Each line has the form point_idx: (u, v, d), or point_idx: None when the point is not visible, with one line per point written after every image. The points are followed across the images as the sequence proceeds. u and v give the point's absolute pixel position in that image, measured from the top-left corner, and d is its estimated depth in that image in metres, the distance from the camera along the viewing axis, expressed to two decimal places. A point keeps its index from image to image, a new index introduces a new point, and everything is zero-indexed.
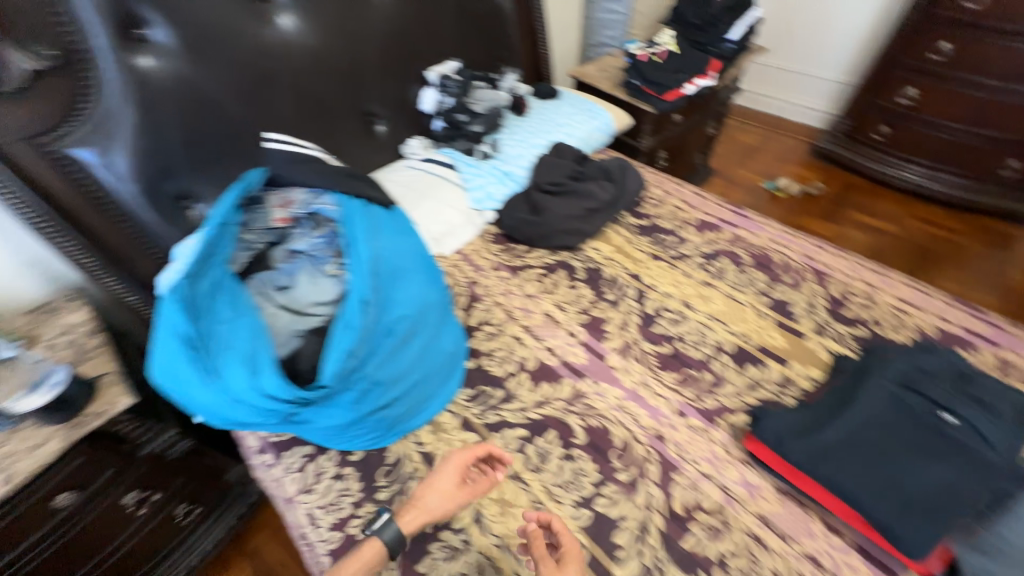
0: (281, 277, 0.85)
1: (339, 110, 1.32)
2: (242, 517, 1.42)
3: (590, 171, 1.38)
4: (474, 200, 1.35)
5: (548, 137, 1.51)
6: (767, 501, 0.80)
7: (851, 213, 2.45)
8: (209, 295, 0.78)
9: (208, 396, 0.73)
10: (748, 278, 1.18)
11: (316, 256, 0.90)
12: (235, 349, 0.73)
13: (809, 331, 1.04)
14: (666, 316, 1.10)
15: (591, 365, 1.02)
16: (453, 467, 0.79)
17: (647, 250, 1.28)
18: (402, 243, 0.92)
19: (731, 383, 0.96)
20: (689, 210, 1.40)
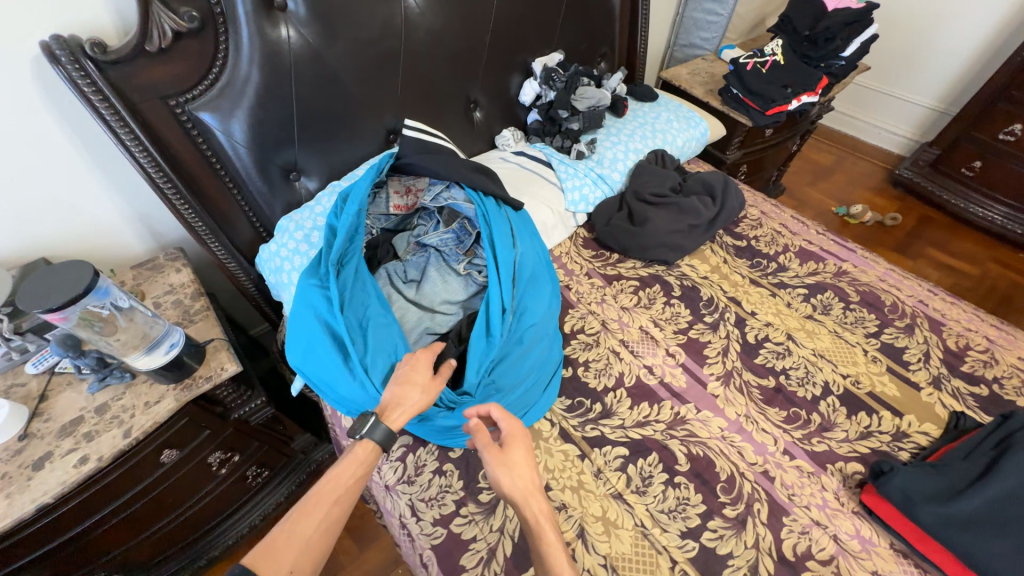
0: (412, 270, 0.99)
1: (445, 94, 1.29)
2: (303, 484, 1.44)
3: (688, 185, 1.34)
4: (569, 202, 1.31)
5: (646, 143, 1.45)
6: (884, 559, 0.77)
7: (930, 248, 2.31)
8: (348, 287, 0.88)
9: (342, 383, 0.80)
10: (856, 317, 1.12)
11: (442, 252, 1.01)
12: (371, 338, 0.82)
13: (924, 383, 0.99)
14: (770, 347, 1.06)
15: (692, 389, 0.99)
16: (422, 360, 0.77)
17: (745, 273, 1.23)
18: (529, 252, 1.02)
19: (841, 429, 0.93)
20: (789, 235, 1.34)
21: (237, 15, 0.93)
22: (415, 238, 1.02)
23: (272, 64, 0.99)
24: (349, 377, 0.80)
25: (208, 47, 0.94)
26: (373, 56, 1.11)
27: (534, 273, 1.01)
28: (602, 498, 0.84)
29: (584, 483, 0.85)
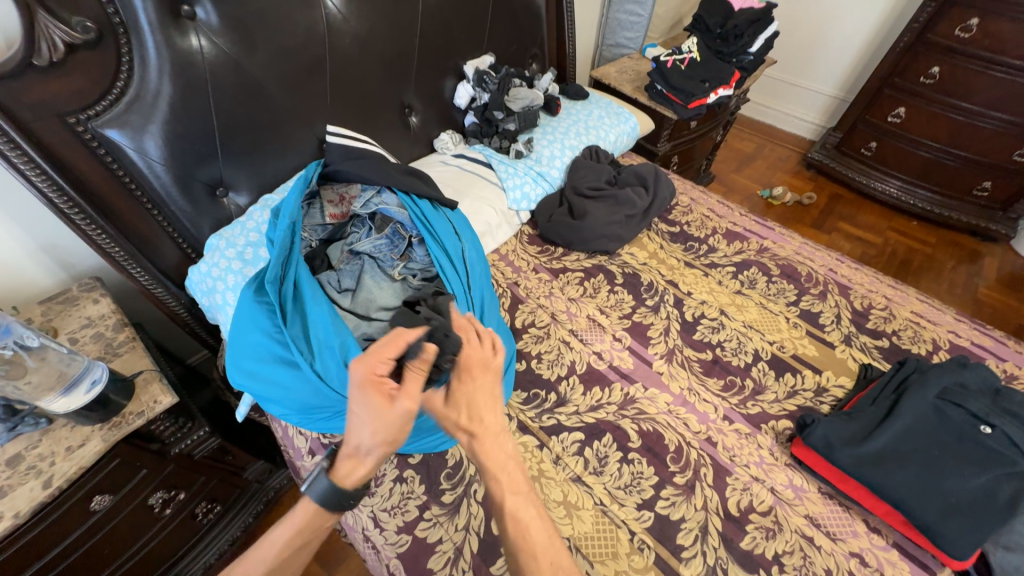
0: (347, 278, 0.95)
1: (377, 100, 1.28)
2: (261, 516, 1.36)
3: (622, 178, 1.41)
4: (512, 201, 1.33)
5: (581, 140, 1.51)
6: (813, 502, 0.86)
7: (839, 222, 2.57)
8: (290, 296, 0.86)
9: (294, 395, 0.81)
10: (778, 288, 1.23)
11: (378, 258, 1.00)
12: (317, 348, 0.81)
13: (837, 341, 1.11)
14: (706, 323, 1.14)
15: (638, 370, 1.05)
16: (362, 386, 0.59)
17: (680, 257, 1.32)
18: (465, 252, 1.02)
19: (771, 390, 1.02)
20: (716, 219, 1.44)
21: (140, 25, 0.87)
22: (347, 246, 1.00)
23: (185, 76, 0.94)
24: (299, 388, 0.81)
25: (110, 60, 0.87)
26: (297, 64, 1.08)
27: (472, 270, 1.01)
28: (562, 483, 0.87)
29: (544, 471, 0.88)
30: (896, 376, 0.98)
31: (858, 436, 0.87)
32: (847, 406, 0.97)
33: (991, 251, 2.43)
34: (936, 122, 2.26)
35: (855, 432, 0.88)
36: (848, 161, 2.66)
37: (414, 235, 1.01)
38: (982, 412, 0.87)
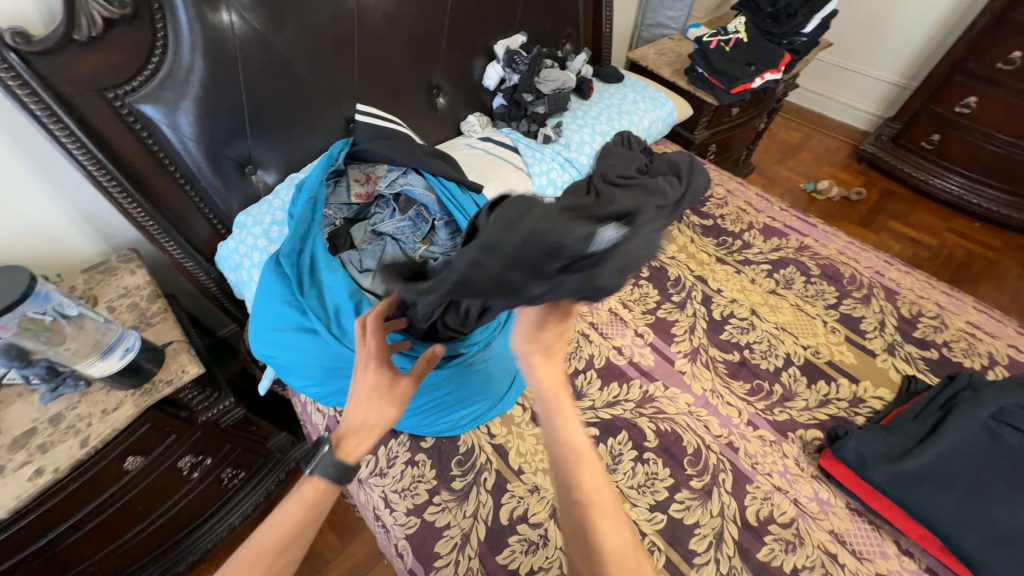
0: (369, 259, 0.93)
1: (404, 80, 1.26)
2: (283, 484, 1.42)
3: (653, 167, 1.35)
4: (537, 187, 1.29)
5: (612, 127, 1.45)
6: (839, 518, 0.81)
7: (891, 221, 2.39)
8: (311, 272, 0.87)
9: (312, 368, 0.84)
10: (817, 290, 1.16)
11: (400, 239, 0.98)
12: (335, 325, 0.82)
13: (879, 350, 1.03)
14: (735, 322, 1.09)
15: (659, 367, 1.01)
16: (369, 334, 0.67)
17: (711, 251, 1.25)
18: None
19: (802, 397, 0.96)
20: (754, 213, 1.36)
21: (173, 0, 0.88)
22: (371, 227, 0.99)
23: (216, 53, 0.95)
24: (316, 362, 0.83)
25: (145, 35, 0.88)
26: (327, 43, 1.08)
27: None
28: None
29: None
30: (943, 391, 0.91)
31: (895, 452, 0.82)
32: (884, 418, 0.91)
33: None
34: (1012, 113, 2.04)
35: (893, 447, 0.82)
36: (906, 154, 2.46)
37: (436, 218, 0.99)
38: None
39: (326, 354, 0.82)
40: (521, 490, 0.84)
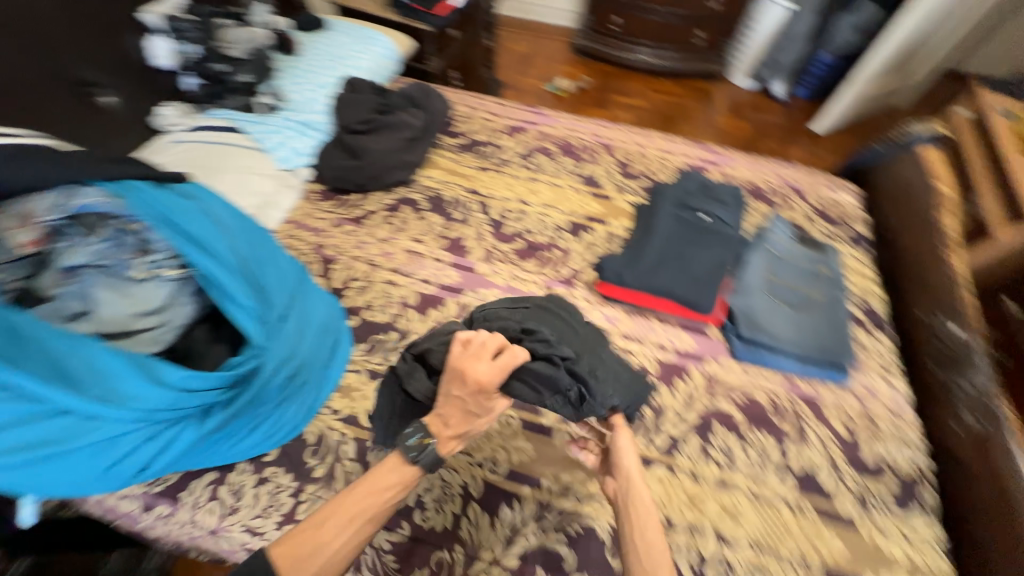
0: (73, 301, 0.76)
1: (27, 81, 0.95)
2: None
3: (392, 101, 1.34)
4: (279, 161, 1.21)
5: (335, 73, 1.37)
6: (623, 322, 1.05)
7: (614, 96, 2.90)
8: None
9: (78, 460, 0.70)
10: (561, 165, 1.37)
11: (105, 266, 0.79)
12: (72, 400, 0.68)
13: (613, 193, 1.30)
14: (511, 216, 1.23)
15: (464, 280, 1.10)
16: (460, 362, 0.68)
17: (474, 165, 1.36)
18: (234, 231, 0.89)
19: (575, 251, 1.17)
20: (496, 120, 1.50)
21: None
22: (56, 265, 0.77)
23: None
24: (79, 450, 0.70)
25: None
26: None
27: (250, 248, 0.90)
28: None
29: None
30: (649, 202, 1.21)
31: (631, 258, 1.06)
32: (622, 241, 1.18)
33: (718, 87, 3.03)
34: None
35: (629, 256, 1.07)
36: (603, 39, 2.95)
37: (145, 223, 0.83)
38: (700, 205, 1.14)
39: (87, 431, 0.70)
40: (383, 441, 0.86)
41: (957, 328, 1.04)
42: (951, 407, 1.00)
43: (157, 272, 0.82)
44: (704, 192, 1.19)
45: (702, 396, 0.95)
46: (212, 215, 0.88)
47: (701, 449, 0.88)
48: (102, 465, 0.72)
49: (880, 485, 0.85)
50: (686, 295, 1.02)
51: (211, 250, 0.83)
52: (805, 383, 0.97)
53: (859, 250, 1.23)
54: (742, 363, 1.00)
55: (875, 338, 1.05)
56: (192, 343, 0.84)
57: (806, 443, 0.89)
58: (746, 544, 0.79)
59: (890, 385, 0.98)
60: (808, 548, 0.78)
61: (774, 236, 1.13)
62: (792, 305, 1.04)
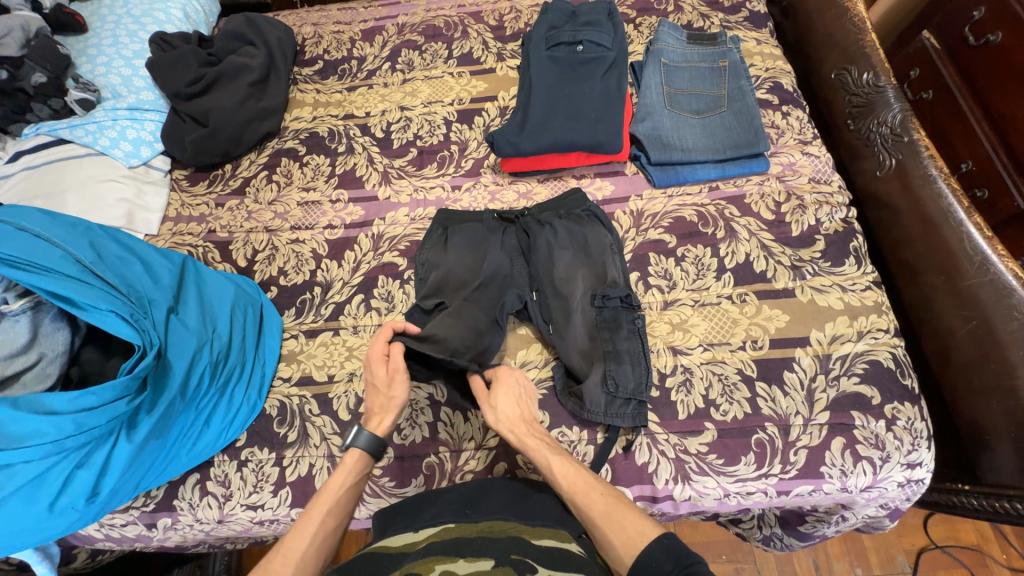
0: None
1: None
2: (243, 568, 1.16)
3: (219, 48, 1.16)
4: (126, 158, 1.06)
5: (142, 37, 1.16)
6: (539, 193, 1.00)
7: None
8: None
9: (17, 524, 0.62)
10: (432, 53, 1.21)
11: None
12: None
13: (495, 63, 1.17)
14: (396, 127, 1.12)
15: (368, 211, 1.03)
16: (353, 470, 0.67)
17: (341, 88, 1.20)
18: (67, 228, 0.69)
19: (472, 140, 1.08)
20: (346, 28, 1.29)
21: None
22: None
23: None
24: (13, 518, 0.61)
25: None
26: None
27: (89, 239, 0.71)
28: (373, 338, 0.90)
29: (352, 347, 0.90)
30: (523, 57, 1.09)
31: (520, 121, 0.97)
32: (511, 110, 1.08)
33: None
34: None
35: (518, 121, 0.98)
36: None
37: None
38: (573, 36, 1.02)
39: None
40: (343, 386, 0.86)
41: (867, 74, 1.01)
42: (870, 156, 1.00)
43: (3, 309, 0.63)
44: (571, 23, 1.06)
45: (633, 234, 0.94)
46: (21, 216, 0.66)
47: (642, 282, 0.90)
48: (48, 523, 0.64)
49: (811, 253, 0.89)
50: (586, 139, 0.94)
51: (30, 259, 0.61)
52: (727, 184, 0.96)
53: (762, 31, 1.12)
54: (665, 188, 0.97)
55: (789, 117, 1.01)
56: (85, 367, 0.68)
57: (736, 241, 0.90)
58: (700, 348, 0.83)
59: (809, 156, 0.97)
60: (755, 330, 0.84)
61: (667, 46, 1.05)
62: (698, 112, 1.00)
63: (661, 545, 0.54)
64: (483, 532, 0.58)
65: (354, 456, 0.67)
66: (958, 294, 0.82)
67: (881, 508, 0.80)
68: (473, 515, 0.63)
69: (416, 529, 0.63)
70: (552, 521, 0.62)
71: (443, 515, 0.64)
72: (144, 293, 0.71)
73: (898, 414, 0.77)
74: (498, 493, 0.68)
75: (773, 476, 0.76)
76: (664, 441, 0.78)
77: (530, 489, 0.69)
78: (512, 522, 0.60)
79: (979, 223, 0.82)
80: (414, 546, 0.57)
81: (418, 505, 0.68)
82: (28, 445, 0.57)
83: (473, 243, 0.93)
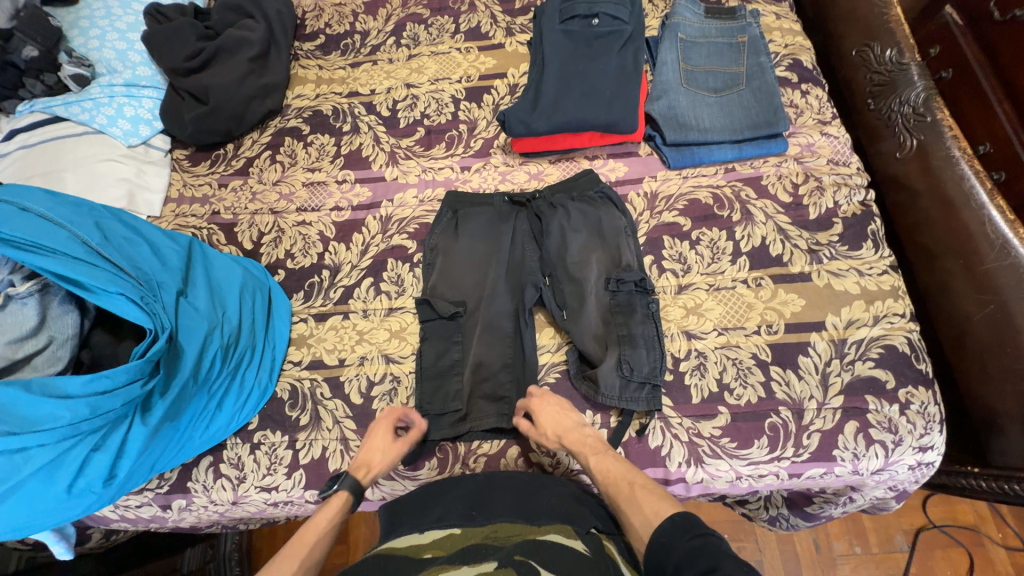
0: None
1: None
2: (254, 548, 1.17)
3: (217, 21, 1.11)
4: (125, 137, 1.03)
5: (135, 9, 1.11)
6: (550, 174, 0.98)
7: None
8: None
9: (37, 506, 0.62)
10: (438, 27, 1.17)
11: None
12: None
13: (504, 38, 1.13)
14: (402, 105, 1.09)
15: (376, 193, 1.01)
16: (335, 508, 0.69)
17: (344, 64, 1.16)
18: (71, 208, 0.67)
19: (481, 120, 1.05)
20: (348, 0, 1.24)
21: None
22: None
23: None
24: (33, 501, 0.61)
25: None
26: None
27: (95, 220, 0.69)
28: (383, 321, 0.89)
29: (363, 330, 0.89)
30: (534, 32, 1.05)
31: (532, 99, 0.94)
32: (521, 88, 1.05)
33: None
34: None
35: (529, 99, 0.95)
36: None
37: None
38: (587, 9, 0.98)
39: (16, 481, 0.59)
40: (354, 370, 0.86)
41: (890, 51, 0.98)
42: (890, 137, 0.97)
43: (10, 291, 0.62)
44: None
45: (647, 217, 0.92)
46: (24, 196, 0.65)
47: (655, 266, 0.88)
48: (68, 504, 0.64)
49: (829, 236, 0.87)
50: (600, 118, 0.91)
51: (36, 240, 0.59)
52: (743, 166, 0.94)
53: (782, 5, 1.08)
54: (679, 170, 0.95)
55: (808, 95, 0.98)
56: (96, 351, 0.68)
57: (752, 224, 0.89)
58: (714, 332, 0.83)
59: (828, 137, 0.95)
60: (770, 314, 0.83)
61: (683, 20, 1.01)
62: (715, 91, 0.97)
63: (674, 523, 0.56)
64: (488, 536, 0.59)
65: (340, 496, 0.70)
66: (976, 279, 0.81)
67: (890, 490, 0.81)
68: (479, 516, 0.64)
69: (423, 530, 0.63)
70: (559, 519, 0.63)
71: (449, 516, 0.65)
72: (153, 274, 0.70)
73: (912, 398, 0.77)
74: (504, 492, 0.69)
75: (786, 459, 0.76)
76: (678, 425, 0.78)
77: (536, 487, 0.70)
78: (517, 525, 0.61)
79: (1001, 206, 0.80)
80: (422, 550, 0.58)
81: (424, 504, 0.69)
82: (43, 429, 0.57)
83: (482, 228, 0.91)
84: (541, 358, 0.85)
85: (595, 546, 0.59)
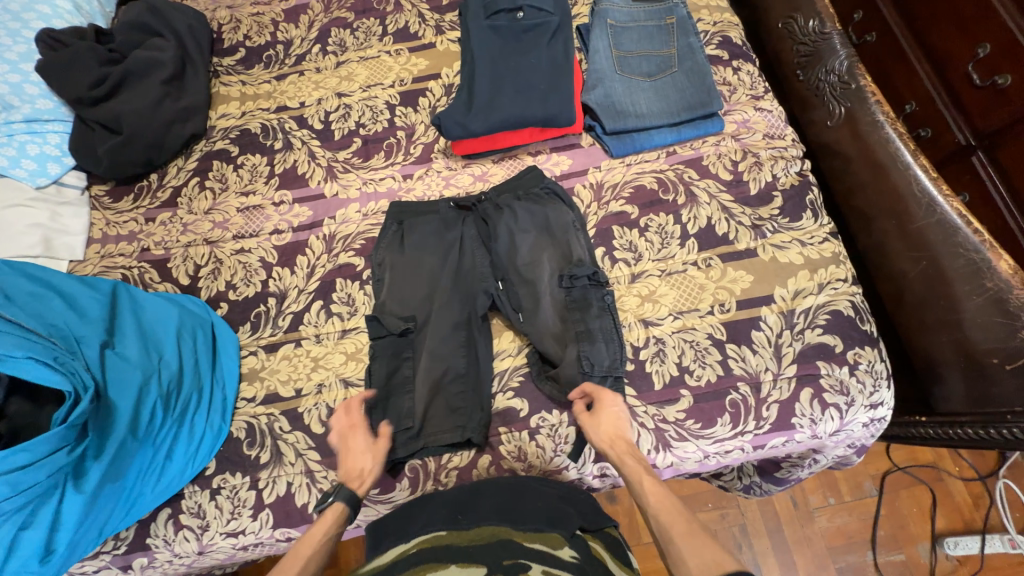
0: None
1: None
2: None
3: (121, 42, 1.03)
4: (31, 178, 0.95)
5: (26, 36, 1.01)
6: (495, 174, 0.96)
7: None
8: None
9: None
10: (364, 31, 1.12)
11: None
12: None
13: (434, 37, 1.09)
14: (335, 116, 1.04)
15: (316, 211, 0.96)
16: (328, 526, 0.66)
17: (268, 77, 1.10)
18: None
19: (419, 124, 1.02)
20: (265, 9, 1.18)
21: None
22: None
23: None
24: None
25: None
26: None
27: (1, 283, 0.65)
28: (338, 345, 0.86)
29: (317, 356, 0.85)
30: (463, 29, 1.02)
31: (466, 100, 0.92)
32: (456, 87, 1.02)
33: None
34: None
35: (463, 100, 0.93)
36: None
37: None
38: (513, 2, 0.95)
39: None
40: (312, 398, 0.82)
41: (812, 22, 1.00)
42: (820, 106, 1.00)
43: None
44: None
45: (595, 209, 0.92)
46: None
47: (608, 257, 0.88)
48: None
49: (770, 210, 0.89)
50: (537, 113, 0.90)
51: None
52: (684, 148, 0.94)
53: None
54: (622, 158, 0.95)
55: (739, 72, 0.99)
56: (15, 421, 0.62)
57: (698, 205, 0.90)
58: (671, 317, 0.83)
59: (762, 111, 0.96)
60: (722, 293, 0.84)
61: (612, 5, 1.00)
62: (649, 75, 0.96)
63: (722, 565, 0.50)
64: (474, 539, 0.57)
65: (336, 509, 0.68)
66: (908, 237, 0.85)
67: (849, 447, 0.84)
68: (465, 521, 0.63)
69: (406, 539, 0.61)
70: (544, 521, 0.61)
71: (434, 522, 0.63)
72: (70, 332, 0.66)
73: (860, 358, 0.80)
74: (488, 498, 0.67)
75: (749, 433, 0.78)
76: (644, 413, 0.79)
77: (521, 490, 0.69)
78: (502, 526, 0.60)
79: (925, 164, 0.83)
80: (407, 553, 0.57)
81: (408, 515, 0.67)
82: None
83: (429, 237, 0.89)
84: (504, 363, 0.84)
85: (582, 549, 0.57)
